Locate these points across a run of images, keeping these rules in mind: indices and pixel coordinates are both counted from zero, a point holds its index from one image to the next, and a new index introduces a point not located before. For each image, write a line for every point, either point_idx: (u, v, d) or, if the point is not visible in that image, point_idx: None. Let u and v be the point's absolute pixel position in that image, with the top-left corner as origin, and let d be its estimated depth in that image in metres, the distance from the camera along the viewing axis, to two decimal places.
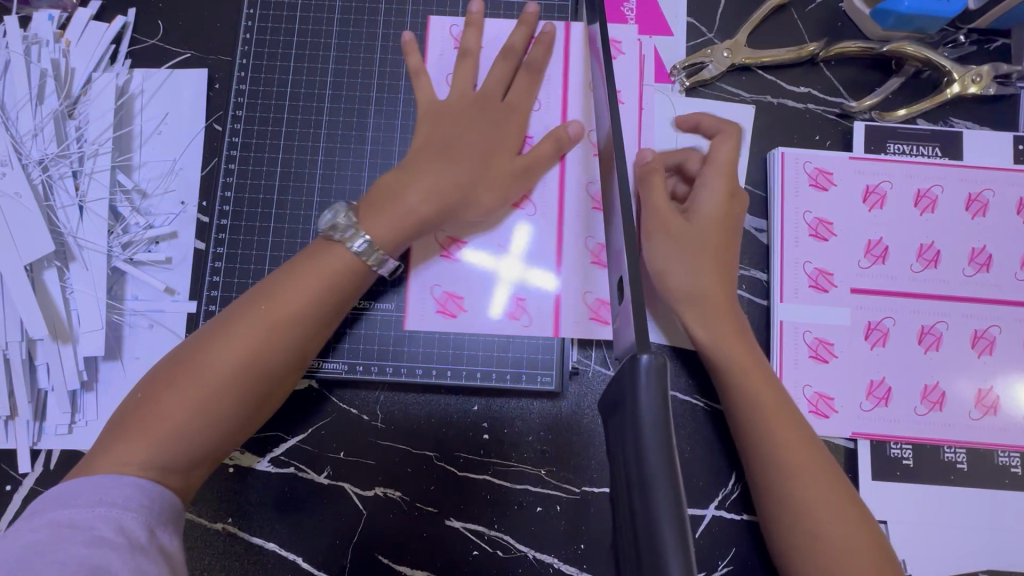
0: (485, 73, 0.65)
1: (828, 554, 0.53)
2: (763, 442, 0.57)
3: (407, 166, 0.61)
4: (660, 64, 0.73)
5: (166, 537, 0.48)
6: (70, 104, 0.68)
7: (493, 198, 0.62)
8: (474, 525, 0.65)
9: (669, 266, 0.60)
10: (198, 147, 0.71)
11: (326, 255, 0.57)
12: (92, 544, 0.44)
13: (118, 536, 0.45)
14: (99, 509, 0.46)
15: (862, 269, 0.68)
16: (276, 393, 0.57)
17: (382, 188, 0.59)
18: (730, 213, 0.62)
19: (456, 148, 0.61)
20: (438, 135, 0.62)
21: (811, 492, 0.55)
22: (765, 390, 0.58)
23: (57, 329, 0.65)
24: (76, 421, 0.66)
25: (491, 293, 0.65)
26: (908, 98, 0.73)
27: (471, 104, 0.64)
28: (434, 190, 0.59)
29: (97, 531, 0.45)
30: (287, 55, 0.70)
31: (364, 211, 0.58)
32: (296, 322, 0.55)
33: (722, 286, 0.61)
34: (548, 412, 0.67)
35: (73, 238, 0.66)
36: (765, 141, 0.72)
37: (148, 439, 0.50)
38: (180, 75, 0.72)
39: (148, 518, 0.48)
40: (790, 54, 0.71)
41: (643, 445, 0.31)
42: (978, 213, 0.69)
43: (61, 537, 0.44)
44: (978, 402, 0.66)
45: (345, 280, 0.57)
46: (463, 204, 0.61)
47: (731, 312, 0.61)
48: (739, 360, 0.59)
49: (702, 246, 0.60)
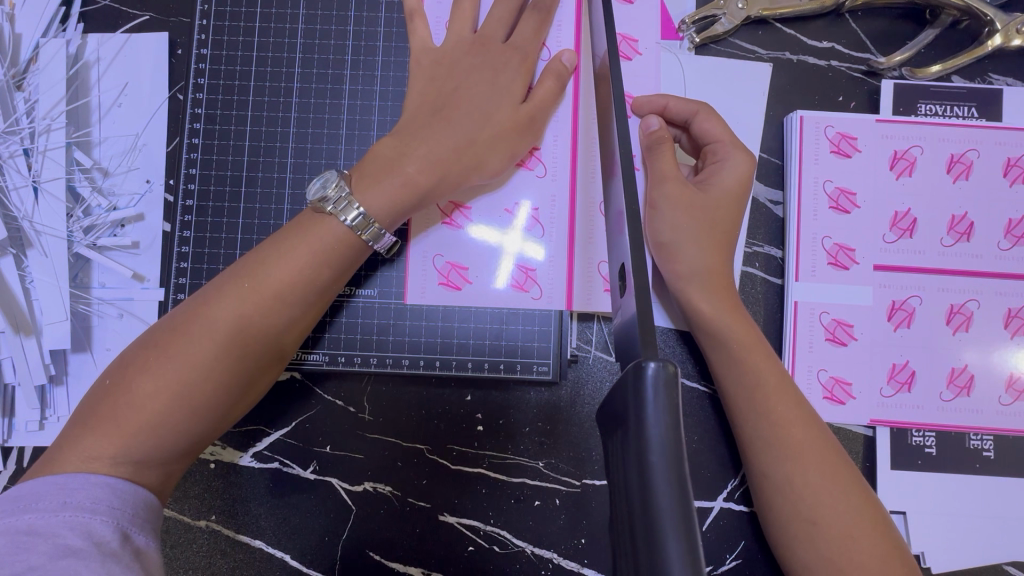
0: (470, 31, 0.59)
1: (827, 544, 0.49)
2: (761, 427, 0.53)
3: (400, 132, 0.55)
4: (668, 18, 0.65)
5: (141, 541, 0.44)
6: (17, 73, 0.62)
7: (503, 162, 0.57)
8: (469, 520, 0.62)
9: (678, 239, 0.55)
10: (162, 120, 0.65)
11: (315, 230, 0.51)
12: (57, 554, 0.39)
13: (86, 544, 0.40)
14: (65, 514, 0.41)
15: (887, 244, 0.63)
16: (263, 378, 0.52)
17: (373, 157, 0.54)
18: (744, 190, 0.57)
19: (454, 109, 0.55)
20: (435, 94, 0.56)
21: (812, 480, 0.51)
22: (767, 370, 0.53)
23: (19, 321, 0.61)
24: (47, 417, 0.62)
25: (493, 267, 0.61)
26: (942, 53, 0.66)
27: (455, 67, 0.57)
28: (434, 159, 0.54)
29: (62, 539, 0.40)
30: (252, 15, 0.63)
31: (357, 181, 0.53)
32: (285, 302, 0.50)
33: (722, 261, 0.56)
34: (545, 401, 0.63)
35: (29, 222, 0.61)
36: (783, 104, 0.65)
37: (121, 430, 0.45)
38: (138, 39, 0.65)
39: (120, 521, 0.43)
40: (813, 4, 0.64)
41: (648, 469, 0.27)
42: (1017, 180, 0.63)
43: (20, 547, 0.39)
44: (1009, 385, 0.62)
45: (338, 258, 0.52)
46: (462, 168, 0.55)
47: (729, 289, 0.56)
48: (741, 336, 0.54)
49: (712, 221, 0.55)
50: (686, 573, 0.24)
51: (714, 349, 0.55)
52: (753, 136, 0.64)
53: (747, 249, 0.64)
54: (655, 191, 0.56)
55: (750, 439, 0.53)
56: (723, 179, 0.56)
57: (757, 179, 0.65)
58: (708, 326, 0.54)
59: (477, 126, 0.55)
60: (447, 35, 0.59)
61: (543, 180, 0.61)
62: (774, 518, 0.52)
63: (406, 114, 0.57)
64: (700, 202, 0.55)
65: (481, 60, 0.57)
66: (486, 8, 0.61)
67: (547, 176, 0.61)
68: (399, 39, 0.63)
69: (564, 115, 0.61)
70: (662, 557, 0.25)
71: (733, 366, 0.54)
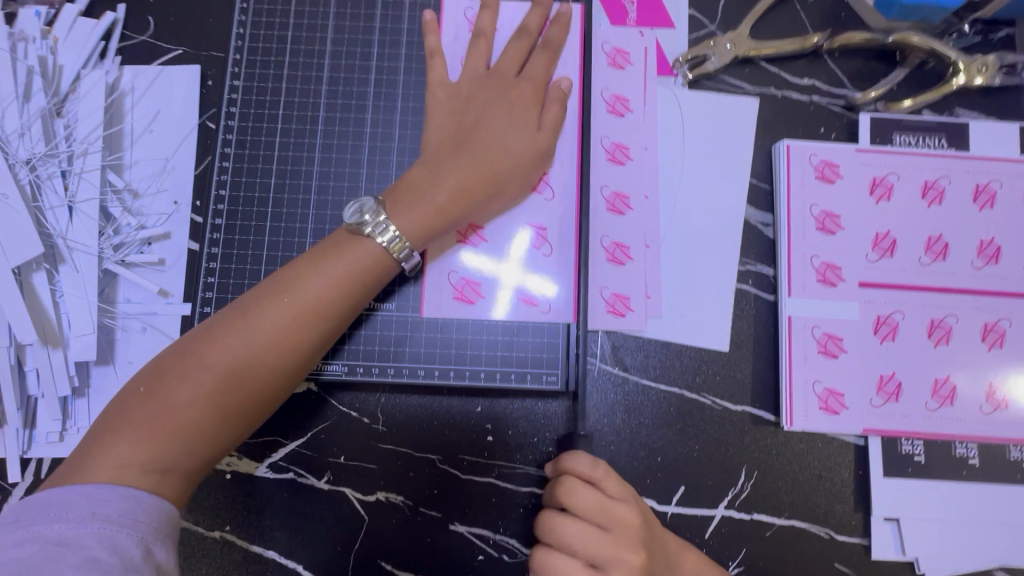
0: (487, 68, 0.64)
1: None
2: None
3: (428, 162, 0.60)
4: (663, 57, 0.71)
5: (163, 554, 0.45)
6: (58, 102, 0.67)
7: (522, 187, 0.62)
8: (480, 529, 0.64)
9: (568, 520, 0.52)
10: (191, 145, 0.69)
11: (350, 250, 0.55)
12: (82, 566, 0.40)
13: (112, 557, 0.42)
14: (93, 526, 0.43)
15: (870, 263, 0.67)
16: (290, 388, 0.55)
17: (403, 184, 0.59)
18: None
19: (476, 141, 0.60)
20: (456, 126, 0.61)
21: None
22: None
23: (47, 333, 0.63)
24: (68, 428, 0.64)
25: (492, 299, 0.65)
26: (913, 88, 0.72)
27: (474, 100, 0.62)
28: (461, 187, 0.58)
29: (88, 551, 0.41)
30: (282, 50, 0.68)
31: (390, 206, 0.57)
32: (318, 317, 0.53)
33: None
34: (552, 412, 0.66)
35: (63, 239, 0.64)
36: (771, 135, 0.71)
37: (155, 435, 0.47)
38: (172, 71, 0.70)
39: (143, 535, 0.44)
40: (794, 45, 0.70)
41: None
42: (985, 205, 0.68)
43: (50, 556, 0.41)
44: (989, 396, 0.65)
45: (369, 277, 0.56)
46: (485, 194, 0.59)
47: None
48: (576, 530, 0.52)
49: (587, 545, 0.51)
50: None
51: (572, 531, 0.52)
52: (743, 164, 0.70)
53: (739, 268, 0.68)
54: None
55: None
56: None
57: (748, 203, 0.70)
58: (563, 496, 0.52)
59: (497, 154, 0.60)
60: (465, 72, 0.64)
61: (551, 203, 0.66)
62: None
63: (428, 144, 0.62)
64: None
65: (496, 94, 0.62)
66: (498, 47, 0.67)
67: (554, 200, 0.66)
68: (417, 74, 0.68)
69: (569, 147, 0.66)
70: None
71: None
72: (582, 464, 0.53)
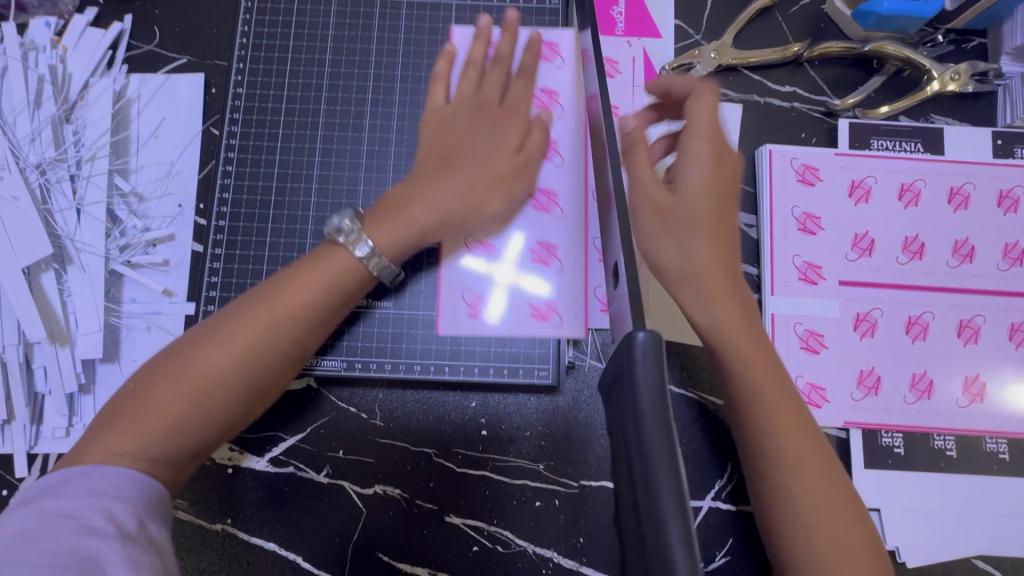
0: (472, 91, 0.66)
1: (820, 528, 0.52)
2: (754, 431, 0.54)
3: (410, 179, 0.62)
4: (650, 66, 0.74)
5: (156, 530, 0.47)
6: (67, 109, 0.69)
7: (500, 204, 0.63)
8: (474, 520, 0.66)
9: (665, 253, 0.52)
10: (196, 150, 0.71)
11: (332, 258, 0.57)
12: (82, 533, 0.43)
13: (108, 524, 0.44)
14: (90, 499, 0.45)
15: (850, 262, 0.70)
16: (272, 390, 0.57)
17: (385, 198, 0.60)
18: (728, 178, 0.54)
19: (456, 160, 0.61)
20: (437, 147, 0.63)
21: (802, 457, 0.53)
22: (761, 373, 0.53)
23: (55, 331, 0.65)
24: (74, 424, 0.66)
25: (487, 307, 0.66)
26: (890, 95, 0.75)
27: (458, 122, 0.64)
28: (437, 202, 0.59)
29: (85, 520, 0.44)
30: (283, 59, 0.71)
31: (367, 220, 0.59)
32: (300, 324, 0.55)
33: (725, 267, 0.52)
34: (544, 406, 0.68)
35: (71, 241, 0.66)
36: (753, 139, 0.74)
37: (143, 432, 0.49)
38: (177, 79, 0.73)
39: (137, 509, 0.47)
40: (774, 54, 0.73)
41: (641, 413, 0.31)
42: (960, 206, 0.71)
43: (50, 526, 0.43)
44: (965, 390, 0.68)
45: (351, 285, 0.58)
46: (464, 211, 0.61)
47: (733, 289, 0.53)
48: (711, 288, 0.51)
49: (697, 222, 0.52)
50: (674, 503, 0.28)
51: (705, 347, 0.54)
52: None
53: None
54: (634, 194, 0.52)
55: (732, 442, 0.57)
56: (689, 174, 0.52)
57: (732, 205, 0.72)
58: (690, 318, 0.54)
59: (480, 171, 0.61)
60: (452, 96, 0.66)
61: (549, 216, 0.68)
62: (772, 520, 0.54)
63: (422, 155, 0.64)
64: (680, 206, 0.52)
65: (485, 116, 0.64)
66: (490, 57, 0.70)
67: (552, 212, 0.68)
68: (414, 82, 0.71)
69: (566, 162, 0.69)
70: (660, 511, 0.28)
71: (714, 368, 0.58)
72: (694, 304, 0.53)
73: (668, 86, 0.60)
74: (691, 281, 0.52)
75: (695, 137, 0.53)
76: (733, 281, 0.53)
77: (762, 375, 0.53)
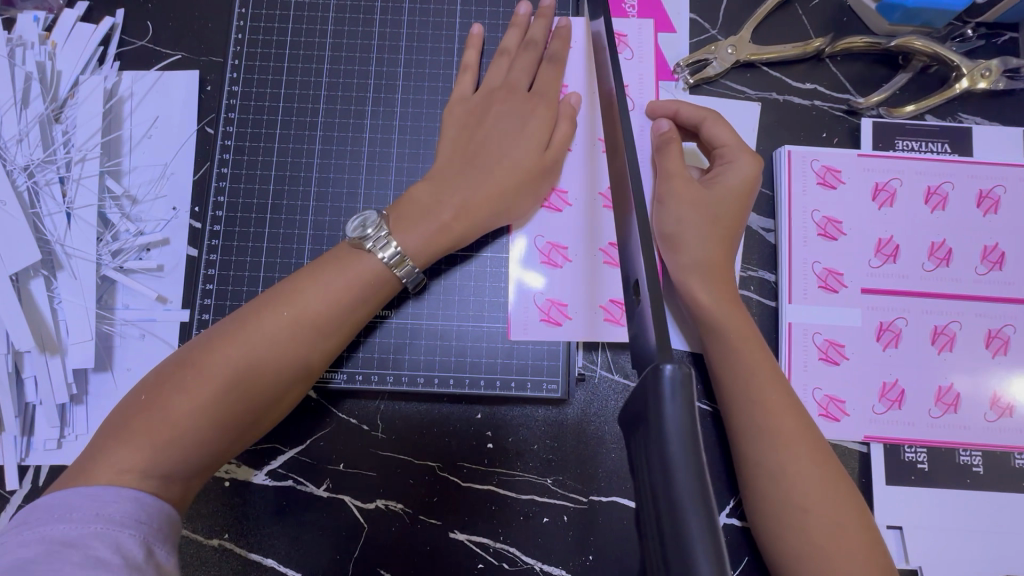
0: (500, 80, 0.64)
1: (820, 536, 0.51)
2: (749, 409, 0.55)
3: (435, 180, 0.60)
4: (664, 62, 0.71)
5: (164, 554, 0.44)
6: (57, 107, 0.66)
7: (528, 206, 0.62)
8: (479, 537, 0.63)
9: (682, 230, 0.60)
10: (190, 151, 0.69)
11: (351, 263, 0.55)
12: (87, 565, 0.40)
13: (116, 556, 0.41)
14: (96, 526, 0.43)
15: (873, 269, 0.67)
16: (288, 398, 0.55)
17: (406, 200, 0.58)
18: (750, 190, 0.61)
19: (484, 158, 0.60)
20: (466, 143, 0.61)
21: (802, 469, 0.53)
22: (759, 362, 0.56)
23: (45, 340, 0.63)
24: (66, 436, 0.63)
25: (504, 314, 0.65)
26: (916, 93, 0.71)
27: (487, 116, 0.62)
28: (466, 206, 0.58)
29: (93, 551, 0.41)
30: (281, 56, 0.68)
31: (394, 222, 0.57)
32: (317, 330, 0.53)
33: (723, 256, 0.60)
34: (552, 419, 0.65)
35: (61, 246, 0.64)
36: (772, 140, 0.70)
37: (152, 445, 0.47)
38: (171, 76, 0.70)
39: (145, 535, 0.44)
40: (795, 50, 0.69)
41: (670, 458, 0.28)
42: (989, 210, 0.68)
43: (54, 556, 0.40)
44: (993, 403, 0.65)
45: (370, 290, 0.55)
46: (493, 213, 0.59)
47: (728, 283, 0.59)
48: (711, 270, 0.59)
49: (716, 216, 0.60)
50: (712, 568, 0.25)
51: (700, 329, 0.59)
52: None
53: (741, 274, 0.68)
54: (663, 188, 0.61)
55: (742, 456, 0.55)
56: (729, 179, 0.61)
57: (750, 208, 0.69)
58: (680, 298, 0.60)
59: (506, 170, 0.60)
60: (477, 92, 0.64)
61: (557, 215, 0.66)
62: (760, 505, 0.54)
63: (440, 156, 0.62)
64: (707, 198, 0.60)
65: (513, 109, 0.62)
66: (488, 58, 0.68)
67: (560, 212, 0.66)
68: (417, 79, 0.68)
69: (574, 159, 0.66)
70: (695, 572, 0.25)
71: (728, 367, 0.57)
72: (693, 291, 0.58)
73: (677, 110, 0.65)
74: (684, 252, 0.59)
75: (736, 150, 0.62)
76: (722, 271, 0.60)
77: (756, 360, 0.57)
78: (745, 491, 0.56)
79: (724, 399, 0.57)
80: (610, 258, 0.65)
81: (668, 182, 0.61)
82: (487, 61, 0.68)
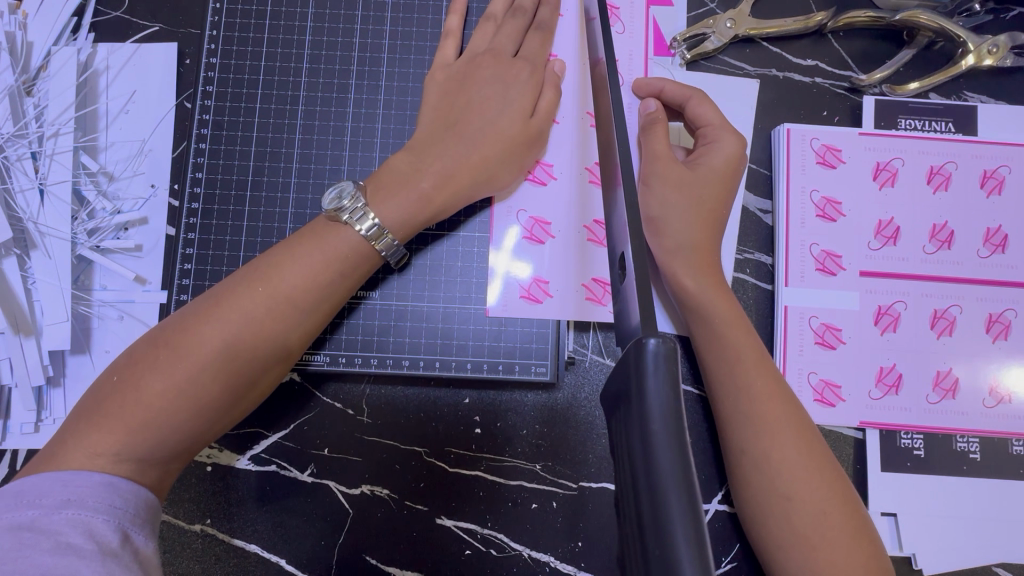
0: (485, 46, 0.62)
1: (800, 519, 0.50)
2: (733, 392, 0.54)
3: (416, 148, 0.57)
4: (660, 37, 0.68)
5: (140, 540, 0.43)
6: (28, 80, 0.64)
7: (512, 176, 0.59)
8: (467, 523, 0.62)
9: (666, 212, 0.57)
10: (169, 127, 0.66)
11: (328, 238, 0.53)
12: (57, 551, 0.38)
13: (86, 542, 0.40)
14: (67, 512, 0.41)
15: (873, 251, 0.65)
16: (269, 380, 0.53)
17: (384, 171, 0.56)
18: (732, 170, 0.59)
19: (466, 123, 0.58)
20: (447, 109, 0.59)
21: (788, 453, 0.51)
22: (746, 346, 0.55)
23: (19, 321, 0.61)
24: (43, 419, 0.62)
25: (483, 297, 0.64)
26: (920, 71, 0.69)
27: (470, 81, 0.60)
28: (448, 175, 0.56)
29: (63, 537, 0.40)
30: (261, 27, 0.66)
31: (372, 192, 0.55)
32: (293, 306, 0.51)
33: (709, 237, 0.58)
34: (542, 404, 0.64)
35: (34, 223, 0.62)
36: (771, 119, 0.68)
37: (126, 426, 0.45)
38: (147, 49, 0.67)
39: (120, 520, 0.43)
40: (796, 24, 0.67)
41: (650, 439, 0.27)
42: (993, 191, 0.66)
43: (23, 543, 0.39)
44: (992, 389, 0.63)
45: (348, 265, 0.53)
46: (475, 181, 0.57)
47: (714, 266, 0.58)
48: (696, 252, 0.57)
49: (701, 195, 0.58)
50: (694, 553, 0.24)
51: (688, 313, 0.57)
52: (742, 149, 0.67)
53: (737, 256, 0.66)
54: (649, 167, 0.59)
55: (728, 440, 0.54)
56: (711, 159, 0.59)
57: (747, 188, 0.67)
58: (663, 280, 0.58)
59: (487, 138, 0.57)
60: (462, 59, 0.62)
61: (542, 190, 0.64)
62: (743, 490, 0.53)
63: (420, 127, 0.59)
64: (690, 178, 0.58)
65: (497, 75, 0.60)
66: (472, 28, 0.65)
67: (545, 187, 0.64)
68: (402, 52, 0.65)
69: (562, 133, 0.64)
70: (671, 559, 0.24)
71: (718, 349, 0.55)
72: (683, 274, 0.56)
73: (663, 88, 0.63)
74: (673, 233, 0.57)
75: (720, 130, 0.60)
76: (712, 251, 0.58)
77: (745, 343, 0.55)
78: (732, 477, 0.54)
79: (710, 382, 0.56)
80: (595, 235, 0.63)
81: (654, 161, 0.59)
82: (470, 31, 0.65)
